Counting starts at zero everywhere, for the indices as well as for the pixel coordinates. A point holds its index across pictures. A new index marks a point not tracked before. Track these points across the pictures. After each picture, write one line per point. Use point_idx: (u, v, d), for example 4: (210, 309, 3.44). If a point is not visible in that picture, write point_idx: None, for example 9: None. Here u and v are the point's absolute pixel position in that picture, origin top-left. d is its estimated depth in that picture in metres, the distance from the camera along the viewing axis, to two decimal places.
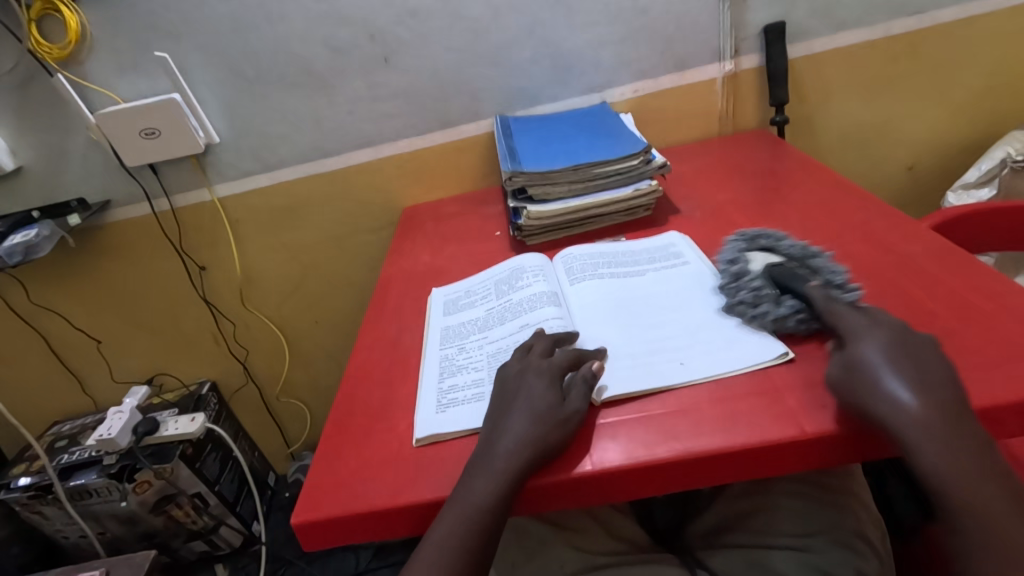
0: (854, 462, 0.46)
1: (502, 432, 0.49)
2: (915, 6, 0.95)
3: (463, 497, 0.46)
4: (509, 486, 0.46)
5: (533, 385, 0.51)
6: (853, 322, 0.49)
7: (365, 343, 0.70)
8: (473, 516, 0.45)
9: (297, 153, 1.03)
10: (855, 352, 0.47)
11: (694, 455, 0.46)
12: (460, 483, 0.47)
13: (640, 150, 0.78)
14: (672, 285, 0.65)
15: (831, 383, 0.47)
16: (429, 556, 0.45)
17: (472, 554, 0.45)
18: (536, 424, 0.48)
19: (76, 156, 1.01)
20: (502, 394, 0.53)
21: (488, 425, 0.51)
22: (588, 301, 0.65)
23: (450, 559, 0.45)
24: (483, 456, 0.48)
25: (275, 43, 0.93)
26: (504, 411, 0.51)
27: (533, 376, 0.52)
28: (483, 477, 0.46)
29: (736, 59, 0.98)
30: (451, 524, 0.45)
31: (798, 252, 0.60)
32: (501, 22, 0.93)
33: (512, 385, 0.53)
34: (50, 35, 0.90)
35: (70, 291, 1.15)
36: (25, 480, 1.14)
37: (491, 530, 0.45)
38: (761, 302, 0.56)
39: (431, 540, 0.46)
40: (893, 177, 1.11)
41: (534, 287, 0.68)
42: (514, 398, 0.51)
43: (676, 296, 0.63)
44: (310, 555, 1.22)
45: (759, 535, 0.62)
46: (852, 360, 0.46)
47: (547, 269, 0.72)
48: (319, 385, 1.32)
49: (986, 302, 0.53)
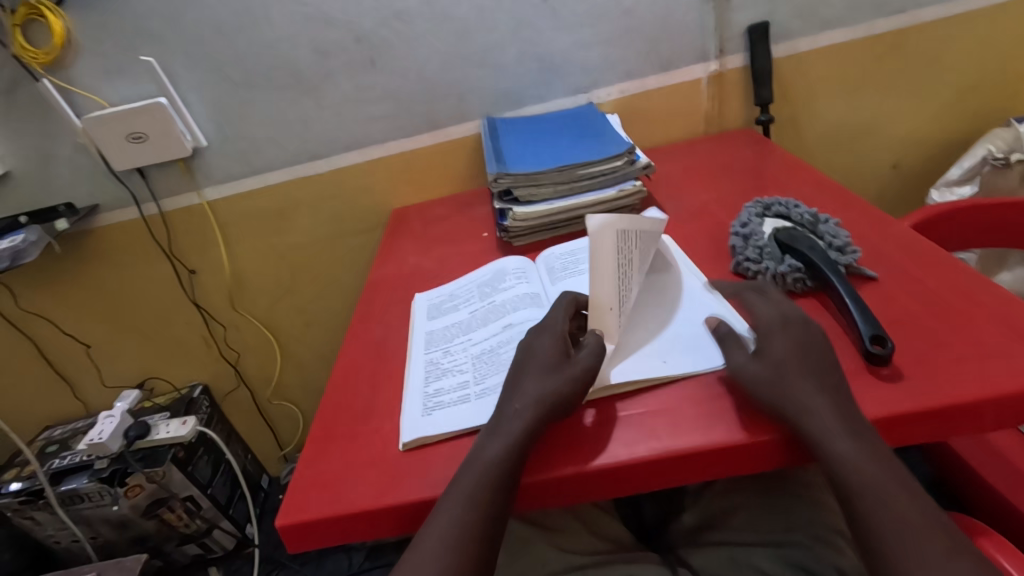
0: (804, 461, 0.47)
1: (516, 394, 0.51)
2: (898, 6, 0.96)
3: (482, 449, 0.47)
4: (527, 444, 0.47)
5: (542, 342, 0.55)
6: (763, 315, 0.54)
7: (351, 345, 0.70)
8: (498, 470, 0.46)
9: (285, 156, 1.03)
10: (799, 373, 0.47)
11: (670, 454, 0.46)
12: (482, 440, 0.49)
13: (625, 151, 0.79)
14: (606, 244, 0.54)
15: (745, 373, 0.49)
16: (449, 509, 0.45)
17: (492, 506, 0.45)
18: (565, 373, 0.51)
19: (63, 161, 1.00)
20: (521, 356, 0.55)
21: (506, 389, 0.53)
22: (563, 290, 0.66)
23: (471, 510, 0.45)
24: (503, 412, 0.50)
25: (260, 46, 0.93)
26: (525, 368, 0.53)
27: (545, 336, 0.56)
28: (504, 430, 0.48)
29: (721, 60, 0.99)
30: (470, 474, 0.46)
31: (809, 219, 0.65)
32: (487, 24, 0.94)
33: (528, 342, 0.56)
34: (34, 40, 0.90)
35: (59, 295, 1.14)
36: (16, 485, 1.14)
37: (510, 481, 0.46)
38: (764, 259, 0.62)
39: (454, 490, 0.46)
40: (877, 175, 1.12)
41: (514, 286, 0.70)
42: (525, 364, 0.54)
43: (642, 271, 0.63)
44: (303, 557, 1.23)
45: (742, 534, 0.63)
46: (790, 381, 0.47)
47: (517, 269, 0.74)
48: (310, 386, 1.32)
49: (960, 300, 0.54)
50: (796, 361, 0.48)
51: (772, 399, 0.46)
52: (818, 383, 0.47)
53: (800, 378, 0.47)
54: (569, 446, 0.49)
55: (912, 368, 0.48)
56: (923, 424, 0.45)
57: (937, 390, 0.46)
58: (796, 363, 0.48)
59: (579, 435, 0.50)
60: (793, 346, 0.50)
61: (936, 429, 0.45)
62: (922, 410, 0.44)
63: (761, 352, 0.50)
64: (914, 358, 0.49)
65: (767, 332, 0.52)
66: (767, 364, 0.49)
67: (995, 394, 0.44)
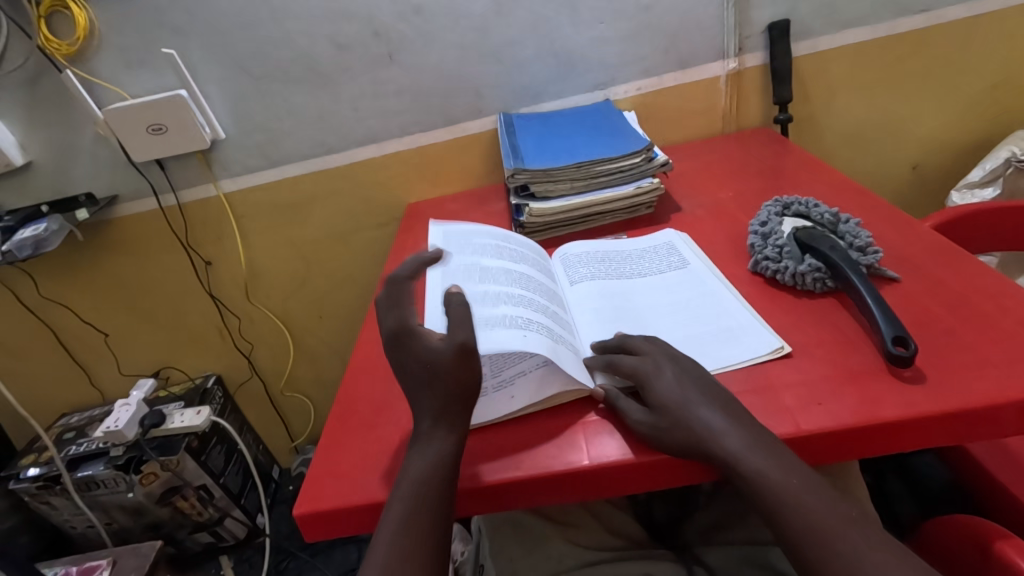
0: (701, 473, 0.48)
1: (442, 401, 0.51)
2: (921, 5, 0.94)
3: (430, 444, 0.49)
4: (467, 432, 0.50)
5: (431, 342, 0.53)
6: (643, 362, 0.52)
7: (367, 338, 0.71)
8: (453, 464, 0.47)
9: (300, 149, 1.03)
10: (695, 414, 0.47)
11: (598, 466, 0.47)
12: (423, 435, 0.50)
13: (642, 148, 0.79)
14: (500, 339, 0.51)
15: (646, 433, 0.48)
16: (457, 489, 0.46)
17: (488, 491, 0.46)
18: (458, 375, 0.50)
19: (85, 152, 1.02)
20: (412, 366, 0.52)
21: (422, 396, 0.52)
22: (510, 275, 0.62)
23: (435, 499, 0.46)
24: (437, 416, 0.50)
25: (279, 40, 0.94)
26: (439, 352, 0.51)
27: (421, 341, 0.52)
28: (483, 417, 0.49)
29: (740, 58, 0.98)
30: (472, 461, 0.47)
31: (830, 219, 0.65)
32: (505, 20, 0.93)
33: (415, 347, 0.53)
34: (59, 31, 0.91)
35: (79, 285, 1.16)
36: (34, 470, 1.16)
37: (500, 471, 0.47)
38: (784, 258, 0.62)
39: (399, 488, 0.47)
40: (896, 176, 1.11)
41: (522, 265, 0.65)
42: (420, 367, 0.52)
43: (502, 281, 0.60)
44: (313, 548, 1.25)
45: (758, 535, 0.63)
46: (687, 423, 0.47)
47: (511, 242, 0.70)
48: (322, 379, 1.33)
49: (982, 302, 0.53)
50: (681, 403, 0.48)
51: (682, 446, 0.46)
52: (711, 408, 0.47)
53: (683, 411, 0.47)
54: (558, 447, 0.50)
55: (935, 370, 0.48)
56: (943, 427, 0.45)
57: (961, 391, 0.45)
58: (682, 412, 0.47)
59: (586, 434, 0.50)
60: (676, 387, 0.49)
61: (957, 432, 0.45)
62: (944, 413, 0.44)
63: (649, 412, 0.49)
64: (935, 359, 0.49)
65: (649, 381, 0.51)
66: (657, 419, 0.48)
67: (1018, 398, 0.43)
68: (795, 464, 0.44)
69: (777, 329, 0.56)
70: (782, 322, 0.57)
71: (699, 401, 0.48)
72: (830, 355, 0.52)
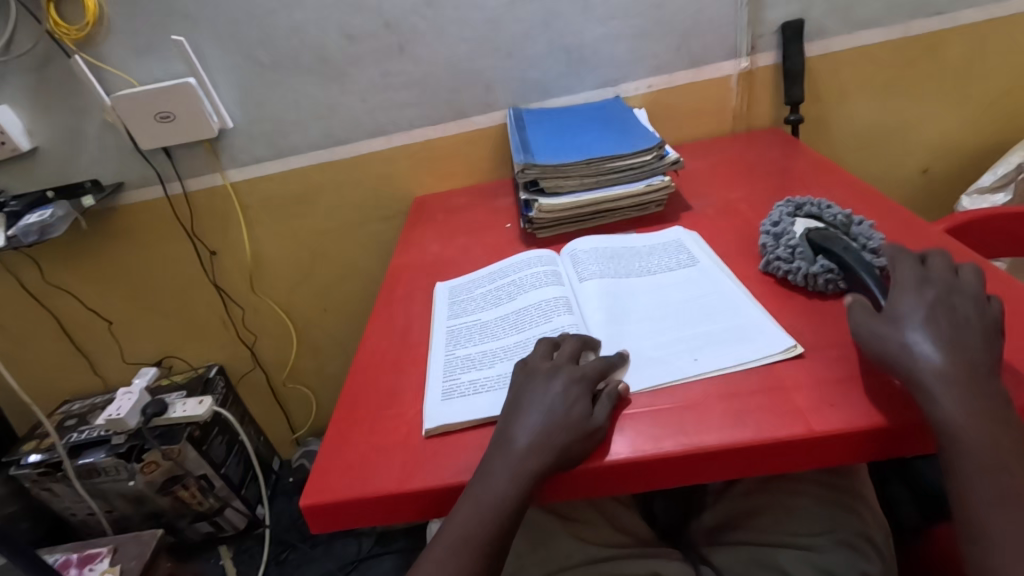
0: (716, 478, 0.47)
1: (516, 431, 0.49)
2: (936, 7, 0.94)
3: (487, 465, 0.47)
4: (523, 447, 0.47)
5: (554, 387, 0.51)
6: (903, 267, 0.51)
7: (374, 331, 0.70)
8: (500, 475, 0.46)
9: (309, 140, 1.03)
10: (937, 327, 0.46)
11: (609, 463, 0.47)
12: (483, 464, 0.48)
13: (654, 146, 0.78)
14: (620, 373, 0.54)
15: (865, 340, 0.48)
16: (489, 481, 0.46)
17: (520, 490, 0.46)
18: (549, 426, 0.48)
19: (91, 138, 1.01)
20: (515, 396, 0.52)
21: (502, 421, 0.50)
22: (507, 321, 0.65)
23: (477, 509, 0.46)
24: (505, 439, 0.49)
25: (289, 29, 0.93)
26: (539, 381, 0.52)
27: (560, 378, 0.51)
28: (528, 428, 0.49)
29: (752, 57, 0.97)
30: (508, 458, 0.47)
31: (842, 220, 0.65)
32: (517, 13, 0.93)
33: (530, 380, 0.52)
34: (68, 17, 0.91)
35: (82, 272, 1.16)
36: (35, 457, 1.15)
37: (539, 476, 0.47)
38: (796, 259, 0.61)
39: (462, 505, 0.47)
40: (906, 180, 1.10)
41: (524, 296, 0.67)
42: (525, 399, 0.51)
43: (501, 334, 0.63)
44: (313, 539, 1.25)
45: (764, 533, 0.62)
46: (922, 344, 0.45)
47: (507, 274, 0.73)
48: (326, 372, 1.32)
49: (998, 307, 0.53)
50: (930, 319, 0.46)
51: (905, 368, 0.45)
52: (947, 335, 0.45)
53: (930, 327, 0.46)
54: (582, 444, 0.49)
55: None
56: None
57: None
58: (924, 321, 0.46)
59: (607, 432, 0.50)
60: (937, 299, 0.47)
61: None
62: None
63: (887, 316, 0.48)
64: None
65: (902, 288, 0.49)
66: (886, 326, 0.47)
67: None
68: (937, 415, 0.42)
69: (790, 329, 0.56)
70: (793, 322, 0.57)
71: (935, 328, 0.46)
72: (843, 356, 0.51)
